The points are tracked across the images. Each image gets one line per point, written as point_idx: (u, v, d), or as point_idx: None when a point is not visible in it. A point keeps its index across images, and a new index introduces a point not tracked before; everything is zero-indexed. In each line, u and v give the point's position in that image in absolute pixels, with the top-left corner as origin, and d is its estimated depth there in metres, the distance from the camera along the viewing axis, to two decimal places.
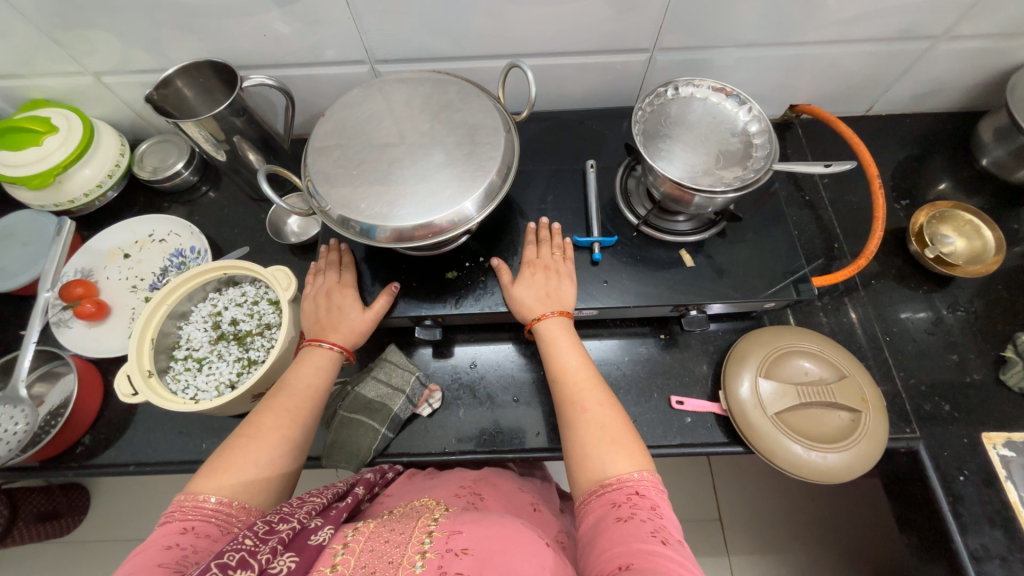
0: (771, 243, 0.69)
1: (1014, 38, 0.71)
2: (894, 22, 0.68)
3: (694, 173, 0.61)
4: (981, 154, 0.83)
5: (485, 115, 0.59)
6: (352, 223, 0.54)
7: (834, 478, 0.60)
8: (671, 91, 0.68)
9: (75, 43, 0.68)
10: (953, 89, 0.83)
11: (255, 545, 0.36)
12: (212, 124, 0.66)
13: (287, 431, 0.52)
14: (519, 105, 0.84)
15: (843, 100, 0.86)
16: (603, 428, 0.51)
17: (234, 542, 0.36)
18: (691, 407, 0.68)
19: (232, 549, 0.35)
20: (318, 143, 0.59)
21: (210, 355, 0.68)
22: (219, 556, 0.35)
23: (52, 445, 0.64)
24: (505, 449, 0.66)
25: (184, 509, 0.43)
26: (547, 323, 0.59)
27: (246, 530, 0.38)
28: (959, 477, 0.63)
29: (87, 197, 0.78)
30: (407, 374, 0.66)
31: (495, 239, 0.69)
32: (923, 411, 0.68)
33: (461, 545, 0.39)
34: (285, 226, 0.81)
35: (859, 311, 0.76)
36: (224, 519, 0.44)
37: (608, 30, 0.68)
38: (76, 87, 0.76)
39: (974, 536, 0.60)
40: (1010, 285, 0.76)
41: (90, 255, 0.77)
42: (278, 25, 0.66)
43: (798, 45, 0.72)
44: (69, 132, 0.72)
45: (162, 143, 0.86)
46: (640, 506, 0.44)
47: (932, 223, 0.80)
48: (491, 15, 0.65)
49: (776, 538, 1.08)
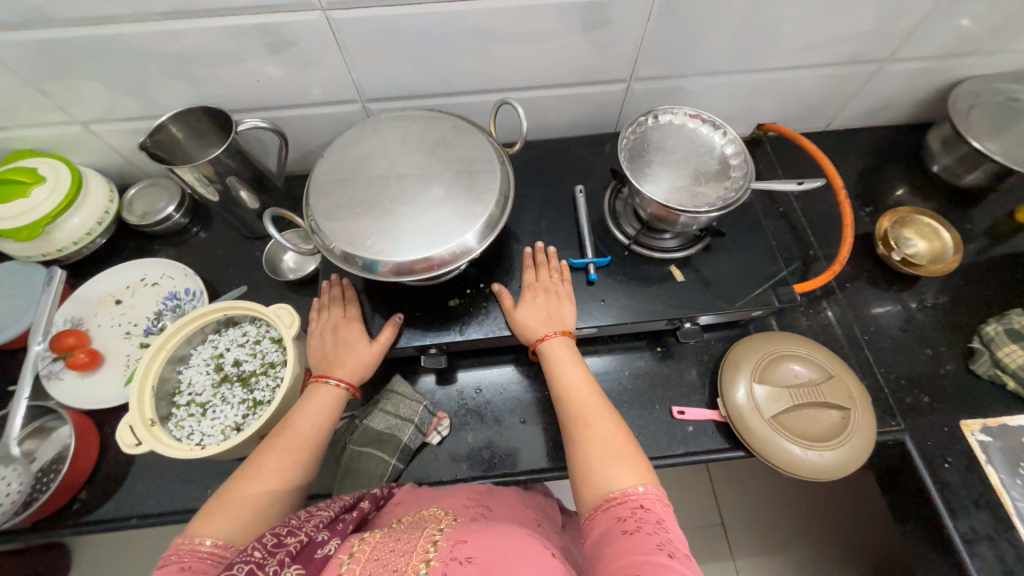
0: (754, 255, 0.73)
1: (949, 58, 0.79)
2: (843, 48, 0.75)
3: (677, 194, 0.65)
4: (932, 162, 0.90)
5: (479, 149, 0.62)
6: (355, 258, 0.56)
7: (830, 475, 0.63)
8: (651, 119, 0.72)
9: (63, 94, 0.68)
10: (901, 104, 0.91)
11: (264, 557, 0.38)
12: (207, 168, 0.66)
13: (288, 474, 0.52)
14: (512, 137, 0.87)
15: (805, 117, 0.92)
16: (606, 443, 0.52)
17: (243, 553, 0.37)
18: (692, 416, 0.70)
19: (241, 560, 0.37)
20: (319, 182, 0.60)
21: (213, 399, 0.68)
22: (230, 568, 0.36)
23: (47, 503, 0.62)
24: (515, 472, 0.67)
25: (180, 552, 0.43)
26: (551, 343, 0.62)
27: (256, 541, 0.39)
28: (945, 464, 0.67)
29: (75, 246, 0.77)
30: (414, 404, 0.68)
31: (494, 265, 0.71)
32: (905, 403, 0.73)
33: (465, 554, 0.39)
34: (281, 262, 0.82)
35: (838, 312, 0.81)
36: (219, 561, 0.43)
37: (588, 63, 0.73)
38: (63, 136, 0.75)
39: (963, 520, 0.63)
40: (969, 280, 0.82)
41: (81, 303, 0.76)
42: (270, 70, 0.68)
43: (759, 71, 0.78)
44: (57, 182, 0.72)
45: (152, 186, 0.86)
46: (645, 519, 0.45)
47: (895, 227, 0.86)
48: (477, 55, 0.69)
49: (778, 538, 1.10)
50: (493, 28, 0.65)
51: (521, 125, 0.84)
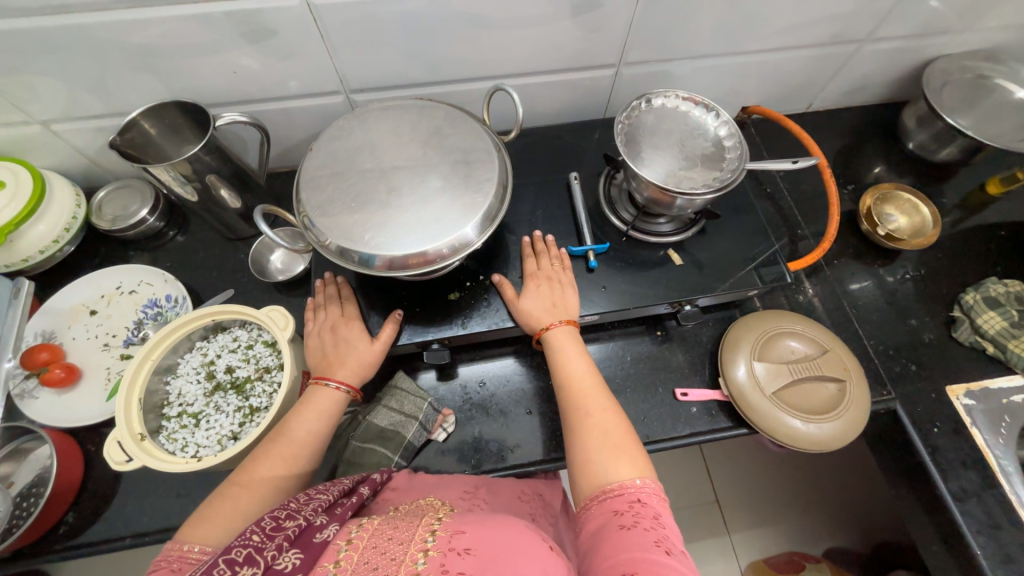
0: (747, 235, 0.74)
1: (923, 38, 0.82)
2: (824, 29, 0.76)
3: (674, 177, 0.65)
4: (908, 139, 0.93)
5: (475, 138, 0.60)
6: (352, 253, 0.54)
7: (829, 446, 0.64)
8: (644, 103, 0.72)
9: (16, 91, 0.63)
10: (877, 85, 0.93)
11: (263, 541, 0.35)
12: (184, 166, 0.62)
13: (281, 481, 0.50)
14: (507, 126, 0.86)
15: (787, 99, 0.94)
16: (605, 434, 0.51)
17: (242, 537, 0.35)
18: (695, 397, 0.71)
19: (239, 544, 0.34)
20: (309, 176, 0.58)
21: (207, 409, 0.65)
22: (227, 551, 0.34)
23: (30, 530, 0.58)
24: (524, 463, 0.66)
25: (169, 559, 0.41)
26: (555, 332, 0.61)
27: (255, 525, 0.37)
28: (933, 429, 0.70)
29: (43, 254, 0.72)
30: (419, 401, 0.66)
31: (493, 256, 0.70)
32: (894, 372, 0.75)
33: (463, 544, 0.37)
34: (268, 263, 0.79)
35: (827, 288, 0.83)
36: None
37: (577, 49, 0.72)
38: (19, 137, 0.70)
39: (953, 481, 0.66)
40: (947, 252, 0.86)
41: (52, 315, 0.71)
42: (246, 61, 0.64)
43: (744, 53, 0.79)
44: (18, 187, 0.67)
45: (121, 189, 0.81)
46: (643, 514, 0.43)
47: (877, 204, 0.89)
48: (465, 41, 0.67)
49: (771, 510, 1.14)
50: (482, 14, 0.63)
51: (517, 113, 0.83)
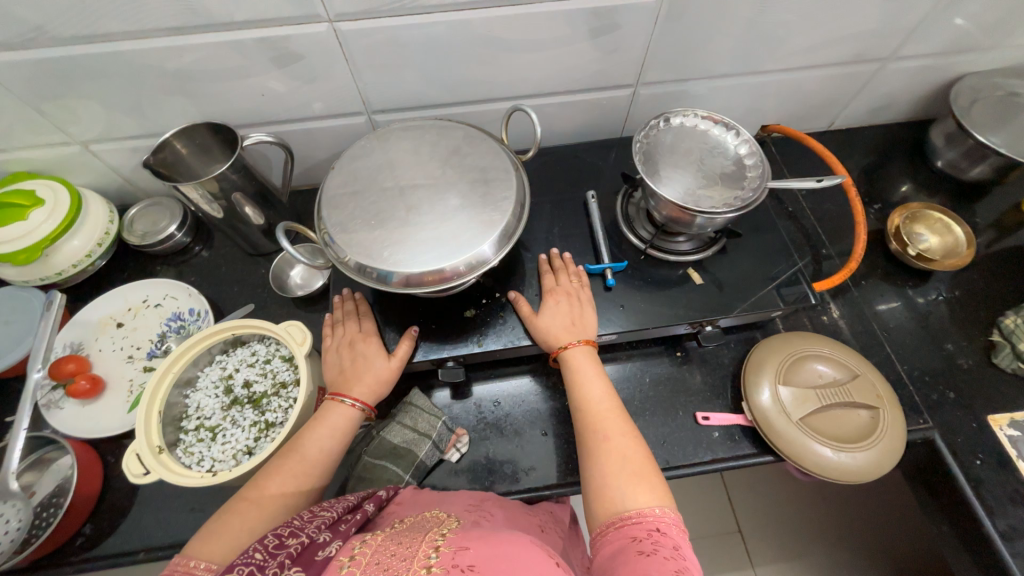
0: (768, 253, 0.72)
1: (950, 55, 0.80)
2: (846, 48, 0.75)
3: (693, 195, 0.65)
4: (936, 157, 0.90)
5: (493, 157, 0.61)
6: (369, 269, 0.54)
7: (862, 478, 0.61)
8: (663, 122, 0.72)
9: (60, 114, 0.66)
10: (901, 103, 0.92)
11: (265, 559, 0.35)
12: (211, 184, 0.64)
13: (290, 500, 0.50)
14: (525, 145, 0.88)
15: (808, 118, 0.93)
16: (625, 460, 0.50)
17: (243, 556, 0.35)
18: (717, 422, 0.68)
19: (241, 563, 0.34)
20: (331, 194, 0.59)
21: (223, 423, 0.65)
22: (229, 570, 0.34)
23: (49, 542, 0.58)
24: (540, 487, 0.64)
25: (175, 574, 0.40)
26: (573, 351, 0.60)
27: (258, 542, 0.37)
28: (976, 461, 0.66)
29: (75, 268, 0.75)
30: (433, 419, 0.66)
31: (510, 274, 0.70)
32: (931, 400, 0.72)
33: (467, 562, 0.35)
34: (287, 278, 0.81)
35: (854, 309, 0.80)
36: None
37: (594, 69, 0.73)
38: (61, 157, 0.74)
39: (1001, 518, 0.62)
40: (982, 274, 0.82)
41: (81, 327, 0.73)
42: (273, 83, 0.67)
43: (764, 72, 0.79)
44: (55, 204, 0.69)
45: (152, 206, 0.84)
46: (663, 543, 0.41)
47: (906, 223, 0.86)
48: (484, 63, 0.69)
49: (798, 543, 1.08)
50: (501, 37, 0.64)
51: (535, 131, 0.84)
